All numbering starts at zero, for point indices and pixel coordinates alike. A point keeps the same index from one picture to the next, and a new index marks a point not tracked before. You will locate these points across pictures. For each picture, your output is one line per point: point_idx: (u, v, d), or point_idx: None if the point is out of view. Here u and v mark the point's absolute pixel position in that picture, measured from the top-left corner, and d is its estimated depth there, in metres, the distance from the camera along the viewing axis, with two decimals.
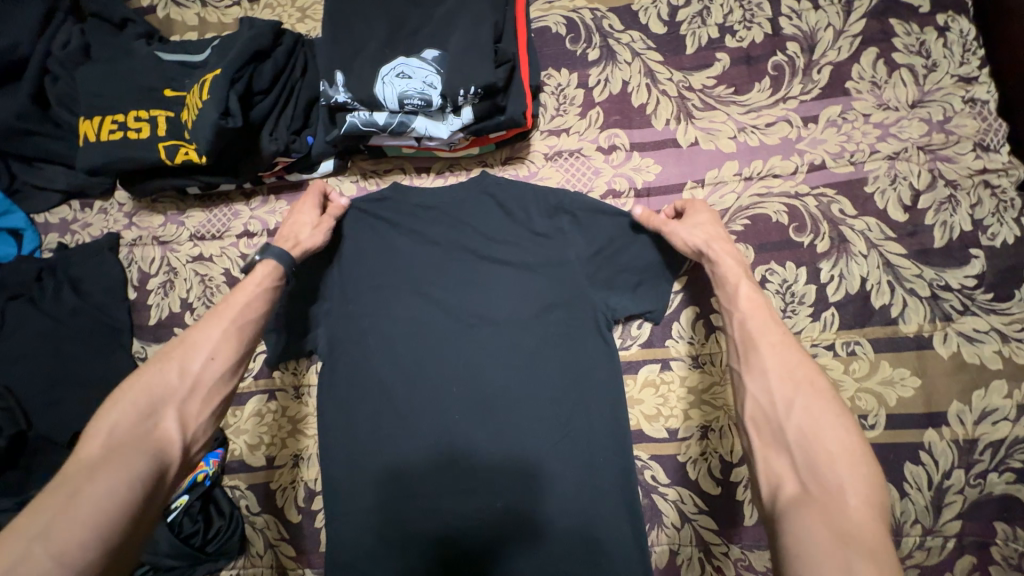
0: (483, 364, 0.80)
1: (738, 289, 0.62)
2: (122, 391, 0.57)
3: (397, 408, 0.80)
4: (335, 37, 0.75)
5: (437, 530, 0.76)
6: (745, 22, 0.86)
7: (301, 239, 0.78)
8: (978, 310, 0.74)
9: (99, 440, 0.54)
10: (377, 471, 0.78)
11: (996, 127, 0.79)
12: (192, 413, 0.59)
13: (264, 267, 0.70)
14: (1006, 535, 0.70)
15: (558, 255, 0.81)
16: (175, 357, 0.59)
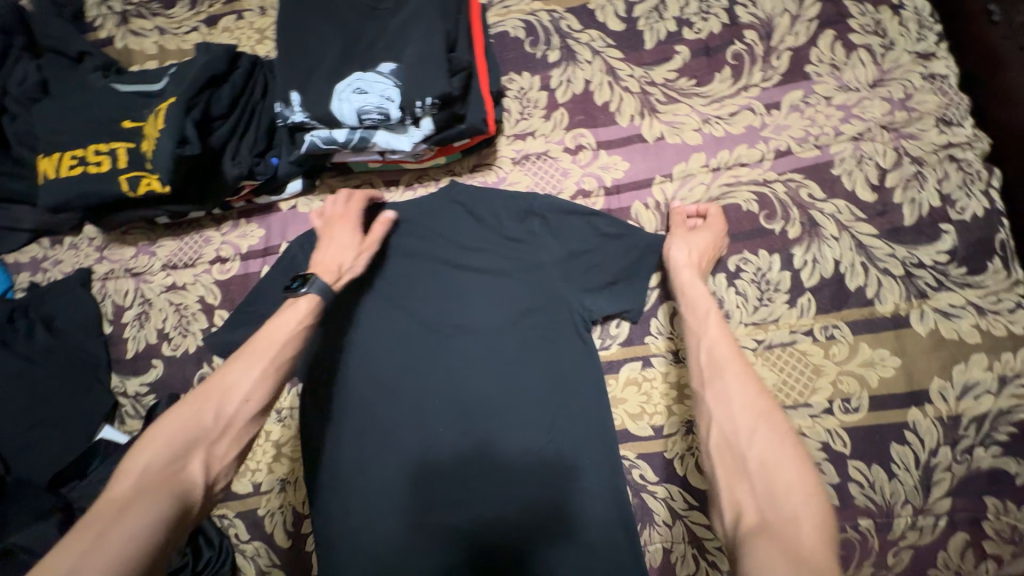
0: (467, 372, 0.80)
1: (706, 318, 0.65)
2: (157, 429, 0.57)
3: (386, 421, 0.79)
4: (289, 57, 0.75)
5: (438, 541, 0.75)
6: (701, 13, 0.87)
7: (344, 268, 0.75)
8: (952, 286, 0.74)
9: (130, 479, 0.53)
10: (368, 485, 0.77)
11: (957, 100, 0.79)
12: (220, 455, 0.58)
13: (306, 301, 0.69)
14: (998, 510, 0.70)
15: (534, 258, 0.80)
16: (212, 396, 0.59)
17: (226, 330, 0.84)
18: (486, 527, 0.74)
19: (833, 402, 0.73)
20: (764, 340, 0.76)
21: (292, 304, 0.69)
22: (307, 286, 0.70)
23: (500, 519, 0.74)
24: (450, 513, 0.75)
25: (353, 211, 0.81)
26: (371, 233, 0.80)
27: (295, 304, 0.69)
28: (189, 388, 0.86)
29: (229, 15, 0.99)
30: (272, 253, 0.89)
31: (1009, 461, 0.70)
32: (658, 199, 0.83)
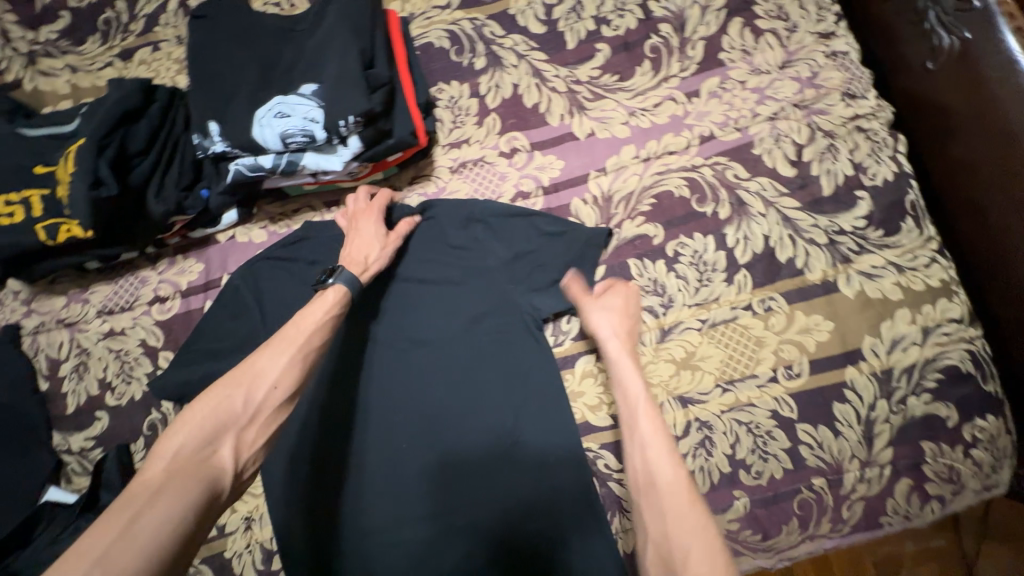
0: (431, 382, 0.81)
1: (637, 411, 0.61)
2: (189, 412, 0.56)
3: (361, 443, 0.80)
4: (205, 87, 0.73)
5: (438, 547, 0.76)
6: (617, 11, 0.89)
7: (370, 260, 0.75)
8: (872, 248, 0.79)
9: (163, 461, 0.52)
10: (359, 506, 0.78)
11: (860, 74, 0.84)
12: (248, 443, 0.57)
13: (334, 292, 0.69)
14: (934, 453, 0.74)
15: (482, 264, 0.81)
16: (242, 382, 0.59)
17: (171, 372, 0.81)
18: (481, 525, 0.75)
19: (777, 369, 0.77)
20: (708, 319, 0.79)
21: (320, 296, 0.69)
22: (335, 277, 0.71)
23: (492, 520, 0.75)
24: (444, 520, 0.76)
25: (375, 206, 0.81)
26: (397, 228, 0.80)
27: (323, 295, 0.69)
28: (139, 436, 0.83)
29: (145, 47, 0.96)
30: (213, 286, 0.87)
31: (940, 406, 0.75)
32: (595, 193, 0.85)
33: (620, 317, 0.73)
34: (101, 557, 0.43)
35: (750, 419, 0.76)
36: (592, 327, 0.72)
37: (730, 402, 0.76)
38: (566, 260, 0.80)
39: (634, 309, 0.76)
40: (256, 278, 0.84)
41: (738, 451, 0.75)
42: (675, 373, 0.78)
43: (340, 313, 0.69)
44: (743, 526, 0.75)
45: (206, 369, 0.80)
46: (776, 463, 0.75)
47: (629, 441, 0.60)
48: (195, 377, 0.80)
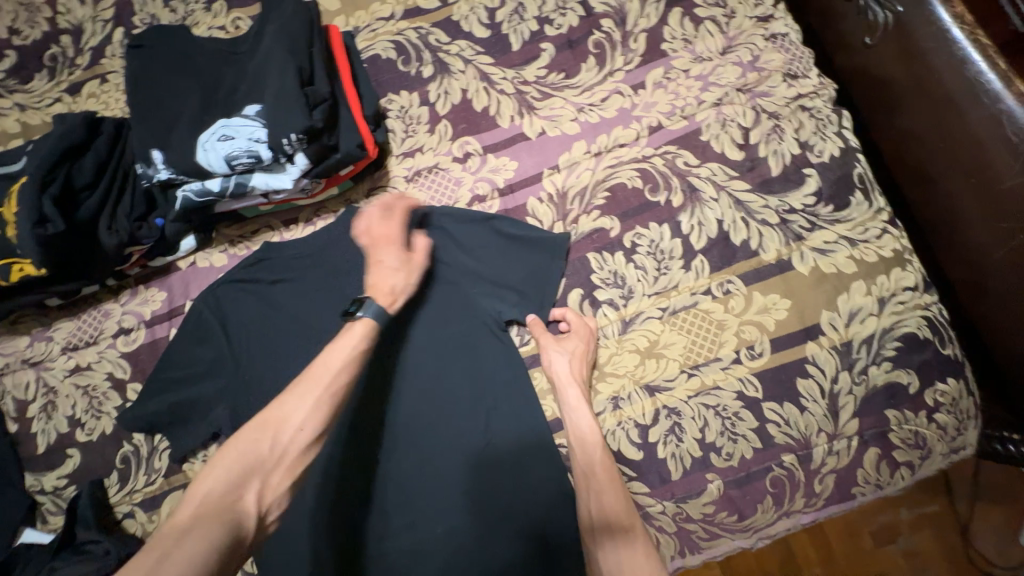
0: (415, 387, 0.80)
1: (594, 457, 0.73)
2: (220, 456, 0.56)
3: (353, 462, 0.78)
4: (146, 116, 0.73)
5: (470, 542, 0.75)
6: (559, 10, 0.90)
7: (397, 291, 0.72)
8: (824, 224, 0.80)
9: (192, 503, 0.51)
10: (378, 523, 0.77)
11: (800, 55, 0.86)
12: (273, 487, 0.56)
13: (362, 325, 0.67)
14: (899, 420, 0.75)
15: (448, 269, 0.81)
16: (270, 424, 0.58)
17: (140, 403, 0.81)
18: (505, 514, 0.75)
19: (739, 351, 0.78)
20: (668, 307, 0.79)
21: (347, 329, 0.67)
22: (363, 310, 0.68)
23: (513, 508, 0.75)
24: (468, 517, 0.75)
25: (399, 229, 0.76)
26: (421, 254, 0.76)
27: (351, 331, 0.67)
28: (112, 469, 0.82)
29: (93, 80, 0.96)
30: (177, 313, 0.87)
31: (901, 373, 0.76)
32: (550, 191, 0.85)
33: (576, 361, 0.77)
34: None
35: (717, 402, 0.76)
36: (552, 368, 0.77)
37: (696, 387, 0.77)
38: (527, 261, 0.81)
39: (593, 350, 0.78)
40: (218, 302, 0.84)
41: (707, 434, 0.76)
42: (639, 362, 0.79)
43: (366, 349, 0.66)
44: (718, 508, 0.75)
45: (175, 396, 0.81)
46: (745, 443, 0.76)
47: (584, 483, 0.72)
48: (165, 406, 0.80)
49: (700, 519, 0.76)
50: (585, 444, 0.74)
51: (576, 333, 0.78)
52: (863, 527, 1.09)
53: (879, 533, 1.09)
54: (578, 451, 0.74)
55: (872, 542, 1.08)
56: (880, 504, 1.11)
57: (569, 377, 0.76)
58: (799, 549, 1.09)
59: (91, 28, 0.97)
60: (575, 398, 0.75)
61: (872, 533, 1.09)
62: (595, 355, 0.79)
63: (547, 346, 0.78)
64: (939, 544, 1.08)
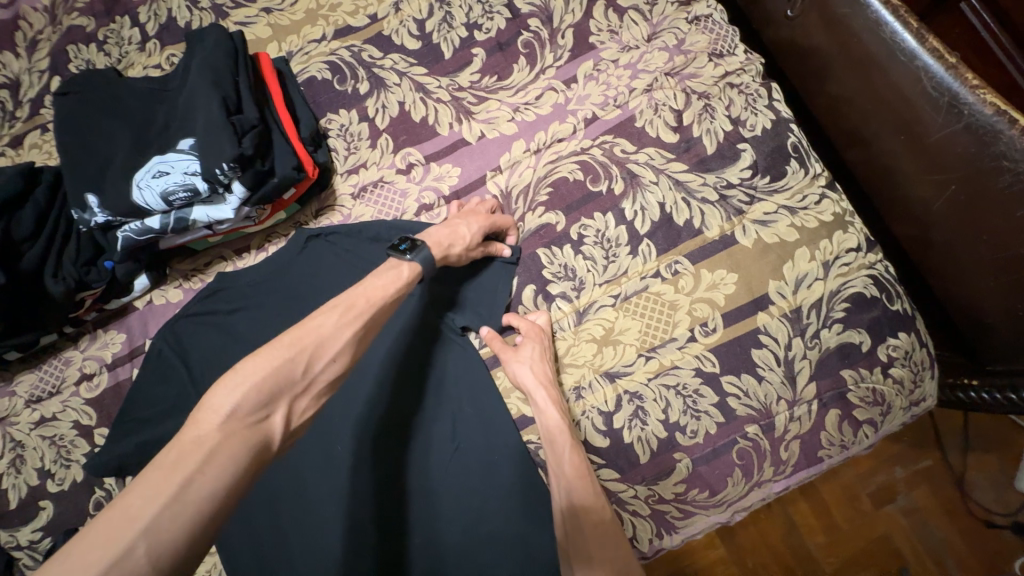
0: (397, 402, 0.80)
1: (563, 450, 0.72)
2: (251, 365, 0.53)
3: (338, 487, 0.77)
4: (78, 162, 0.73)
5: (491, 545, 0.74)
6: (486, 14, 0.92)
7: (450, 253, 0.75)
8: (763, 196, 0.81)
9: (218, 417, 0.49)
10: (393, 544, 0.75)
11: (724, 34, 0.87)
12: (300, 411, 0.56)
13: (408, 269, 0.69)
14: (856, 379, 0.77)
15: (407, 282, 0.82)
16: (310, 339, 0.57)
17: (108, 446, 0.81)
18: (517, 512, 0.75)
19: (694, 329, 0.79)
20: (620, 294, 0.81)
21: (395, 264, 0.69)
22: (414, 253, 0.70)
23: (524, 503, 0.75)
24: (447, 527, 0.75)
25: (493, 218, 0.80)
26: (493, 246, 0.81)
27: (399, 270, 0.69)
28: (86, 517, 0.82)
29: (33, 131, 0.96)
30: (138, 352, 0.87)
31: (853, 333, 0.77)
32: (494, 192, 0.86)
33: (539, 366, 0.76)
34: (151, 526, 0.41)
35: (677, 381, 0.77)
36: (517, 377, 0.77)
37: (655, 369, 0.78)
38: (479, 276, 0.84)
39: (549, 349, 0.79)
40: (178, 338, 0.84)
41: (671, 414, 0.77)
42: (597, 351, 0.80)
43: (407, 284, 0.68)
44: (690, 486, 0.76)
45: (141, 436, 0.80)
46: (709, 419, 0.77)
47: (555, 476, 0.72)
48: (131, 447, 0.80)
49: (673, 498, 0.76)
50: (552, 436, 0.73)
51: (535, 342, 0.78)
52: (860, 491, 1.10)
53: (877, 495, 1.10)
54: (548, 445, 0.73)
55: (871, 504, 1.09)
56: (875, 466, 1.12)
57: (535, 382, 0.75)
58: (800, 520, 1.09)
59: (28, 80, 0.97)
60: (546, 400, 0.74)
61: (870, 496, 1.10)
62: (554, 359, 0.79)
63: (510, 358, 0.77)
64: (937, 499, 1.09)
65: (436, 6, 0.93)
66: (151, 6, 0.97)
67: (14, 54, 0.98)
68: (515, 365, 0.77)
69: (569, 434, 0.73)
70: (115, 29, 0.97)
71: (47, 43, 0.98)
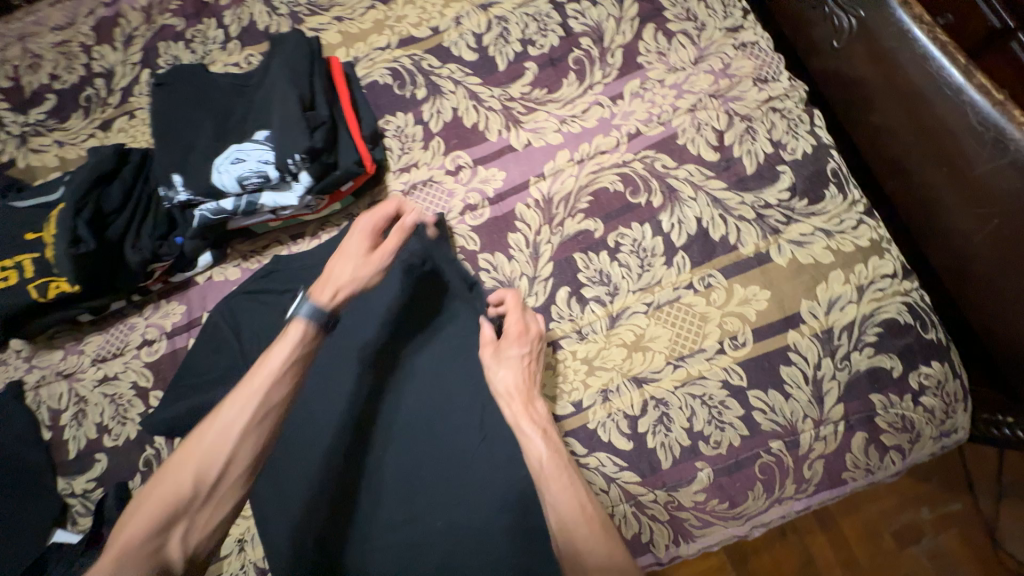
0: (438, 384, 0.83)
1: (541, 461, 0.65)
2: (149, 494, 0.55)
3: (372, 458, 0.81)
4: (166, 145, 0.81)
5: (511, 535, 0.73)
6: (540, 32, 0.97)
7: (340, 286, 0.69)
8: (799, 217, 0.83)
9: (115, 553, 0.51)
10: (415, 523, 0.77)
11: (770, 61, 0.91)
12: (203, 523, 0.56)
13: (297, 328, 0.64)
14: (885, 404, 0.77)
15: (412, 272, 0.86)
16: (196, 457, 0.56)
17: (162, 407, 0.87)
18: (532, 508, 0.73)
19: (723, 341, 0.81)
20: (653, 302, 0.83)
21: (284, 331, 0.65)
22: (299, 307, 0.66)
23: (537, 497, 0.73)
24: (470, 512, 0.76)
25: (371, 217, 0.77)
26: (388, 240, 0.75)
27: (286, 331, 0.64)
28: (137, 473, 0.88)
29: (122, 116, 1.05)
30: (196, 323, 0.93)
31: (884, 358, 0.78)
32: (536, 197, 0.91)
33: (521, 376, 0.73)
34: None
35: (704, 391, 0.79)
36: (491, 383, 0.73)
37: (682, 377, 0.80)
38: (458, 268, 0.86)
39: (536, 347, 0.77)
40: (234, 313, 0.90)
41: (695, 423, 0.79)
42: (627, 356, 0.82)
43: (308, 348, 0.64)
44: (709, 496, 0.77)
45: (193, 400, 0.86)
46: (732, 431, 0.78)
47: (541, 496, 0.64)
48: (183, 409, 0.85)
49: (692, 507, 0.78)
50: (529, 447, 0.66)
51: (508, 346, 0.75)
52: (883, 527, 1.08)
53: (901, 533, 1.07)
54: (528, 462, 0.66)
55: (895, 542, 1.07)
56: (900, 503, 1.09)
57: (506, 387, 0.72)
58: (819, 552, 1.08)
59: (121, 70, 1.08)
60: (527, 423, 0.68)
61: (894, 534, 1.07)
62: (539, 364, 0.77)
63: (492, 362, 0.74)
64: (963, 542, 1.06)
65: (494, 22, 0.99)
66: (235, 11, 1.07)
67: (112, 48, 1.09)
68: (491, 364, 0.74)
69: (557, 458, 0.65)
70: (201, 30, 1.07)
71: (141, 39, 1.09)
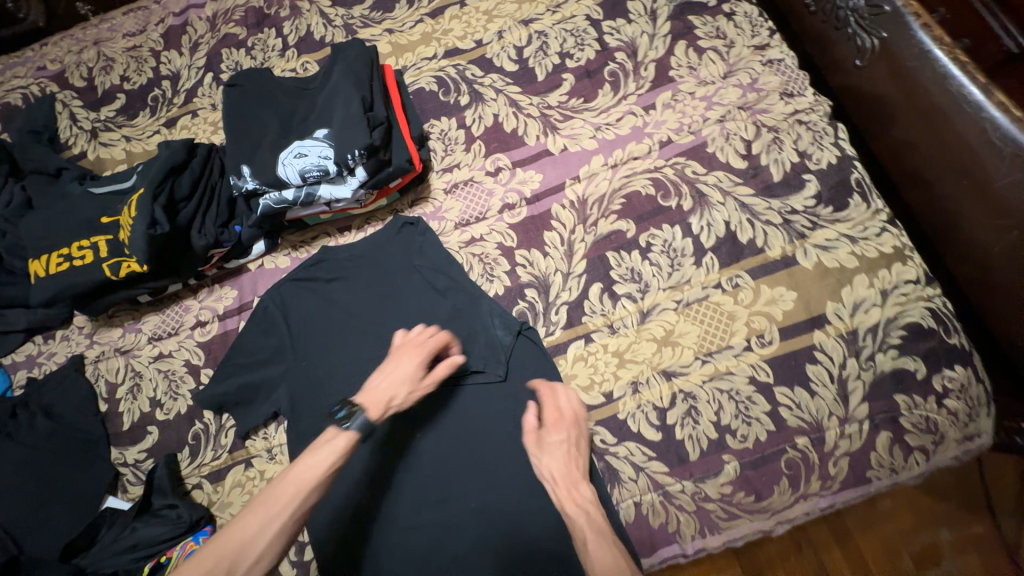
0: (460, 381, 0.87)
1: (591, 550, 0.67)
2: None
3: (406, 438, 0.87)
4: (236, 141, 0.89)
5: (538, 518, 0.80)
6: (578, 46, 1.04)
7: (392, 403, 0.76)
8: (825, 223, 0.87)
9: None
10: (448, 505, 0.83)
11: (796, 77, 0.96)
12: None
13: (345, 438, 0.72)
14: (909, 405, 0.79)
15: (442, 265, 0.93)
16: (228, 554, 0.64)
17: (213, 384, 0.92)
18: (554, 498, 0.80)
19: (750, 339, 0.84)
20: (682, 299, 0.87)
21: (330, 438, 0.72)
22: (351, 422, 0.73)
23: None
24: (498, 500, 0.81)
25: (429, 346, 0.80)
26: (437, 370, 0.79)
27: (334, 438, 0.72)
28: (185, 445, 0.92)
29: (186, 115, 1.14)
30: (246, 307, 0.99)
31: (908, 360, 0.80)
32: (572, 198, 0.96)
33: (565, 459, 0.77)
34: None
35: (731, 386, 0.82)
36: (538, 467, 0.76)
37: (710, 372, 0.83)
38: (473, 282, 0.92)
39: (580, 437, 0.80)
40: (283, 298, 0.96)
41: (722, 417, 0.82)
42: (657, 350, 0.86)
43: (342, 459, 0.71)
44: (736, 488, 0.80)
45: (243, 378, 0.91)
46: (759, 426, 0.81)
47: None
48: (234, 386, 0.91)
49: (718, 499, 0.80)
50: (580, 529, 0.70)
51: (553, 429, 0.79)
52: (902, 549, 1.08)
53: (920, 556, 1.07)
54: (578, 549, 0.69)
55: (913, 564, 1.07)
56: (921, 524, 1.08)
57: (555, 475, 0.75)
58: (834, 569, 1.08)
59: (187, 73, 1.17)
60: (574, 509, 0.72)
61: (913, 555, 1.07)
62: (581, 449, 0.79)
63: (537, 447, 0.77)
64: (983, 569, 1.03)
65: (534, 36, 1.06)
66: (294, 22, 1.16)
67: (179, 53, 1.19)
68: (539, 450, 0.77)
69: (604, 543, 0.68)
70: (262, 38, 1.16)
71: (206, 45, 1.18)
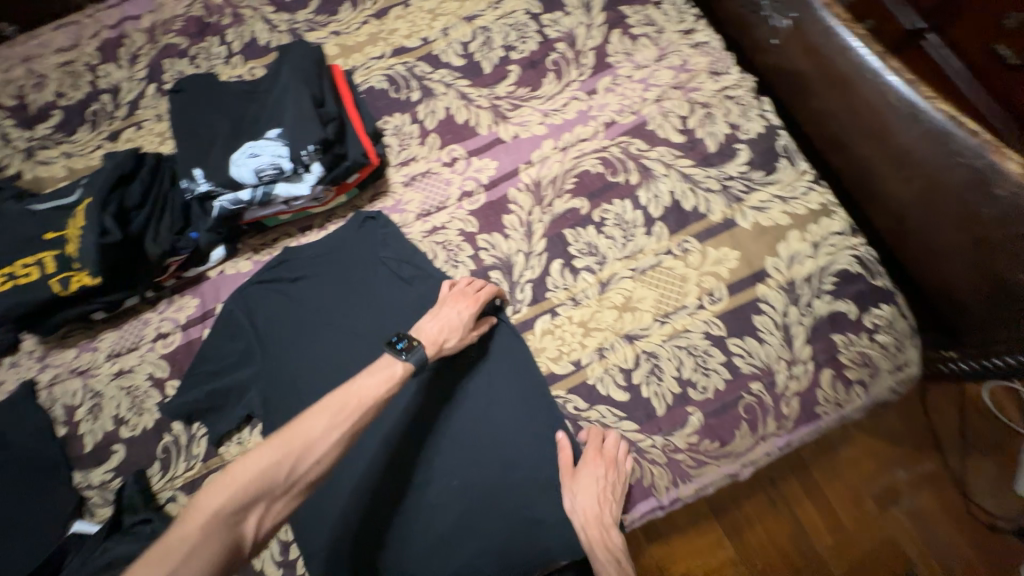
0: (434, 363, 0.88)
1: None
2: (242, 468, 0.60)
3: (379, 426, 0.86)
4: (187, 146, 0.89)
5: (522, 486, 0.82)
6: (520, 39, 1.09)
7: (444, 345, 0.81)
8: (758, 187, 0.95)
9: (202, 518, 0.56)
10: (430, 485, 0.83)
11: (722, 57, 1.04)
12: (273, 513, 0.60)
13: (402, 366, 0.74)
14: (845, 343, 0.87)
15: (407, 252, 0.95)
16: (296, 450, 0.63)
17: (180, 393, 0.90)
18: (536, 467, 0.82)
19: (702, 298, 0.90)
20: (637, 267, 0.93)
21: (391, 362, 0.75)
22: (409, 352, 0.76)
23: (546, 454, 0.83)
24: (482, 473, 0.83)
25: (479, 297, 0.86)
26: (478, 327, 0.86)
27: (392, 364, 0.74)
28: (154, 460, 0.90)
29: (130, 128, 1.11)
30: (210, 315, 0.97)
31: (841, 303, 0.89)
32: (527, 181, 1.00)
33: (600, 500, 0.79)
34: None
35: (688, 342, 0.88)
36: (572, 506, 0.78)
37: (669, 332, 0.89)
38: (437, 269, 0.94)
39: (615, 476, 0.81)
40: (246, 301, 0.95)
41: (683, 371, 0.87)
42: (618, 316, 0.91)
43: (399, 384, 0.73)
44: (701, 437, 0.85)
45: (212, 384, 0.90)
46: (717, 376, 0.87)
47: None
48: (204, 393, 0.89)
49: (686, 449, 0.85)
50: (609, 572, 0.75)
51: (594, 468, 0.80)
52: (864, 494, 1.12)
53: (882, 497, 1.12)
54: None
55: (876, 506, 1.11)
56: (880, 467, 1.14)
57: (589, 514, 0.78)
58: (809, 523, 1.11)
59: (127, 86, 1.14)
60: (603, 553, 0.76)
61: (876, 498, 1.12)
62: (615, 488, 0.81)
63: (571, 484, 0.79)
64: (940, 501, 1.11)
65: (478, 32, 1.10)
66: (237, 29, 1.15)
67: (117, 66, 1.16)
68: (575, 492, 0.79)
69: None
70: (205, 47, 1.15)
71: (146, 57, 1.16)
